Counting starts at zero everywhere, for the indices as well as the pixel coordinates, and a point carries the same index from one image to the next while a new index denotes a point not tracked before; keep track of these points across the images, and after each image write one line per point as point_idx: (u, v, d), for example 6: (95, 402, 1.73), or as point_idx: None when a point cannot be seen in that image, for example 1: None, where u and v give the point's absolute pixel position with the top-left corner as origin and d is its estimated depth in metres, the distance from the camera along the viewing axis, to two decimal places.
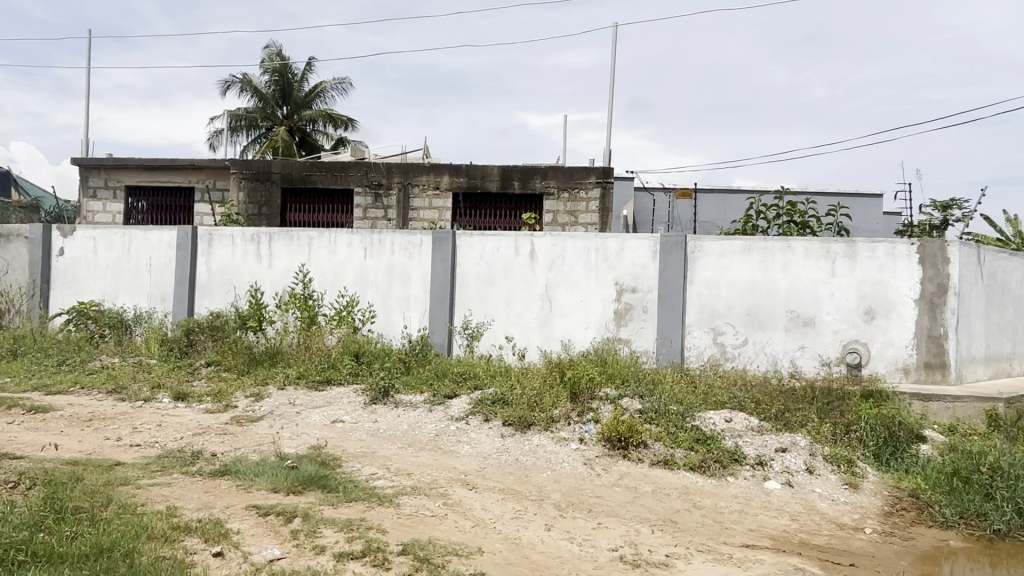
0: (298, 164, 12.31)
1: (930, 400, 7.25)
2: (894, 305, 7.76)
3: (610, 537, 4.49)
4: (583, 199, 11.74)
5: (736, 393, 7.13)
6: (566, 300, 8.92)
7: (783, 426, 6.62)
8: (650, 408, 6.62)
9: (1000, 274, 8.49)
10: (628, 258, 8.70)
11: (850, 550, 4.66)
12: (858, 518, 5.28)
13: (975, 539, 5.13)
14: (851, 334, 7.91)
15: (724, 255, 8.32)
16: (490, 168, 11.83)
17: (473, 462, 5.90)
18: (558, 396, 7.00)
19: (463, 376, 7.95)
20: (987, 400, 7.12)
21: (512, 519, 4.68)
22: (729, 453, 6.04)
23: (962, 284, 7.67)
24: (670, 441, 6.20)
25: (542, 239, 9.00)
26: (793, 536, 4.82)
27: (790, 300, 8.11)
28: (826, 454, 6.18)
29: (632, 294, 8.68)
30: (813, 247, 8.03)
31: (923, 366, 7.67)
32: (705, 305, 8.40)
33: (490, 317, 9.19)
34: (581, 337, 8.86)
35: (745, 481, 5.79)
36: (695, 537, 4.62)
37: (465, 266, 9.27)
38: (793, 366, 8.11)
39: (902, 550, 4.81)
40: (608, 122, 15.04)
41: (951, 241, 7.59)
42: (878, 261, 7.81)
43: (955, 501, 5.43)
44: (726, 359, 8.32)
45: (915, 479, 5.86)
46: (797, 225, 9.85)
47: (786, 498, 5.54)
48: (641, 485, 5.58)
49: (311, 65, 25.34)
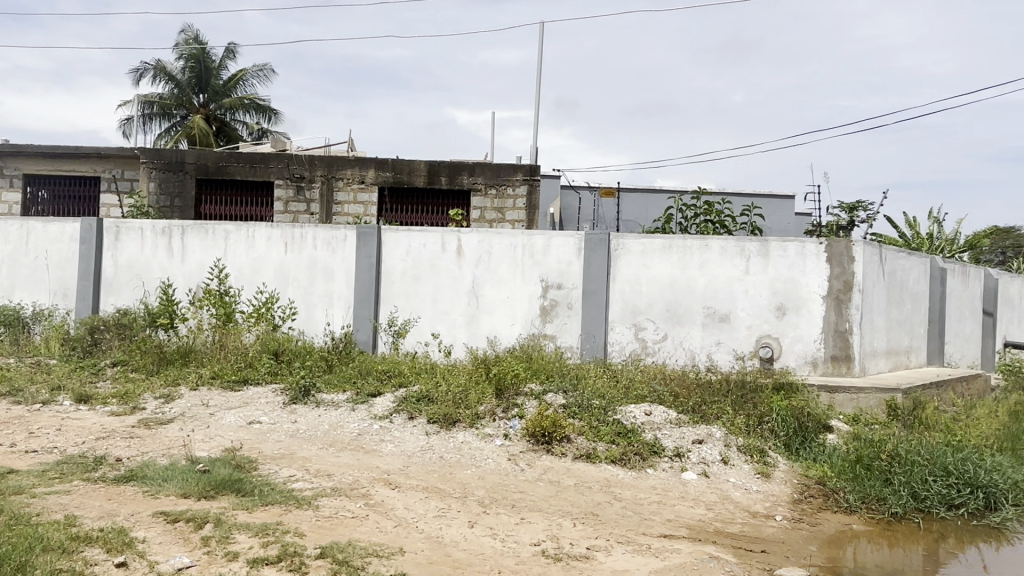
0: (215, 154, 11.82)
1: (835, 392, 7.63)
2: (804, 302, 8.13)
3: (532, 532, 4.51)
4: (510, 195, 11.76)
5: (656, 387, 7.32)
6: (492, 296, 8.91)
7: (699, 417, 6.83)
8: (574, 403, 6.69)
9: (899, 272, 9.02)
10: (554, 255, 8.76)
11: (761, 537, 4.85)
12: (769, 506, 5.50)
13: (876, 521, 5.43)
14: (763, 330, 8.24)
15: (645, 253, 8.51)
16: (417, 162, 11.68)
17: (396, 461, 5.81)
18: (483, 392, 6.98)
19: (387, 373, 7.81)
20: (887, 391, 7.55)
21: (435, 517, 4.64)
22: (648, 446, 6.17)
23: (865, 282, 8.10)
24: (593, 434, 6.30)
25: (469, 236, 8.96)
26: (708, 525, 4.97)
27: (707, 297, 8.38)
28: (739, 445, 6.41)
29: (557, 290, 8.75)
30: (728, 246, 8.33)
31: (830, 359, 8.06)
32: (627, 302, 8.57)
33: (415, 314, 9.08)
34: (507, 333, 8.88)
35: (664, 472, 5.94)
36: (615, 529, 4.70)
37: (390, 262, 9.13)
38: (709, 360, 8.38)
39: (809, 535, 5.05)
40: (537, 119, 15.12)
41: (856, 241, 8.00)
42: (789, 259, 8.16)
43: (857, 487, 5.74)
44: (647, 354, 8.52)
45: (822, 467, 6.17)
46: (715, 225, 10.18)
47: (702, 488, 5.72)
48: (564, 478, 5.64)
49: (230, 52, 24.42)
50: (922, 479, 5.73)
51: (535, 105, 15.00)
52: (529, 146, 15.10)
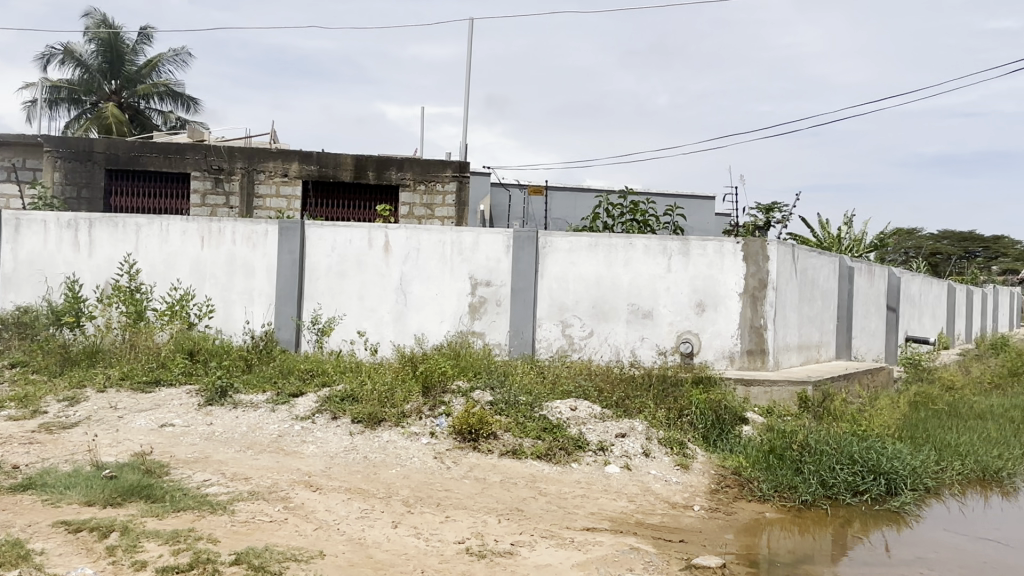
0: (126, 144, 11.24)
1: (751, 385, 7.94)
2: (722, 299, 8.41)
3: (457, 529, 4.49)
4: (439, 191, 11.66)
5: (581, 383, 7.43)
6: (419, 293, 8.82)
7: (622, 412, 6.97)
8: (501, 399, 6.72)
9: (811, 270, 9.45)
10: (482, 252, 8.75)
11: (680, 528, 4.99)
12: (688, 497, 5.67)
13: (787, 509, 5.68)
14: (684, 325, 8.48)
15: (572, 251, 8.61)
16: (344, 156, 11.45)
17: (318, 463, 5.68)
18: (410, 390, 6.91)
19: (310, 372, 7.63)
20: (799, 384, 7.90)
21: (357, 518, 4.55)
22: (573, 440, 6.26)
23: (779, 280, 8.45)
24: (519, 430, 6.33)
25: (396, 232, 8.84)
26: (630, 517, 5.08)
27: (631, 294, 8.56)
28: (660, 438, 6.58)
29: (486, 287, 8.75)
30: (651, 244, 8.52)
31: (746, 354, 8.37)
32: (555, 299, 8.65)
33: (341, 311, 8.90)
34: (435, 330, 8.82)
35: (587, 466, 6.03)
36: (539, 523, 4.74)
37: (314, 259, 8.91)
38: (633, 355, 8.57)
39: (725, 524, 5.23)
40: (467, 115, 15.08)
41: (770, 240, 8.32)
42: (708, 257, 8.43)
43: (770, 476, 5.99)
44: (573, 350, 8.63)
45: (737, 457, 6.41)
46: (639, 223, 10.41)
47: (625, 481, 5.84)
48: (489, 475, 5.64)
49: (144, 36, 23.28)
50: (830, 467, 6.03)
51: (465, 101, 14.95)
52: (459, 142, 15.05)
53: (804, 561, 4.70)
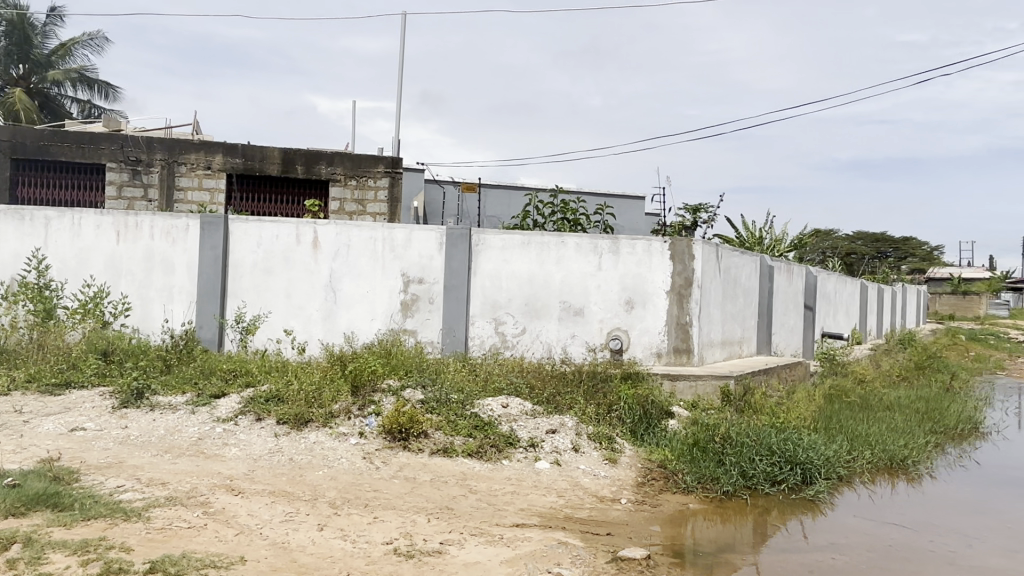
0: (34, 132, 10.61)
1: (677, 380, 8.15)
2: (650, 297, 8.61)
3: (385, 530, 4.44)
4: (371, 187, 11.46)
5: (513, 380, 7.48)
6: (349, 291, 8.67)
7: (553, 408, 7.04)
8: (432, 398, 6.68)
9: (734, 269, 9.78)
10: (414, 249, 8.67)
11: (607, 521, 5.08)
12: (615, 491, 5.78)
13: (709, 500, 5.88)
14: (614, 323, 8.64)
15: (505, 249, 8.64)
16: (271, 149, 11.11)
17: (241, 466, 5.51)
18: (339, 390, 6.78)
19: (233, 373, 7.38)
20: (722, 379, 8.17)
21: (282, 522, 4.44)
22: (504, 437, 6.28)
23: (704, 278, 8.70)
24: (450, 429, 6.30)
25: (325, 228, 8.65)
26: (559, 512, 5.14)
27: (563, 292, 8.65)
28: (589, 433, 6.69)
29: (418, 285, 8.67)
30: (583, 243, 8.63)
31: (673, 350, 8.59)
32: (487, 296, 8.66)
33: (267, 309, 8.65)
34: (365, 329, 8.69)
35: (518, 463, 6.06)
36: (469, 521, 4.74)
37: (239, 255, 8.63)
38: (564, 352, 8.67)
39: (651, 516, 5.36)
40: (399, 111, 14.91)
41: (696, 240, 8.56)
42: (637, 256, 8.61)
43: (694, 468, 6.17)
44: (506, 347, 8.67)
45: (663, 451, 6.58)
46: (570, 222, 10.52)
47: (554, 476, 5.90)
48: (420, 475, 5.60)
49: (55, 18, 22.01)
50: (750, 459, 6.26)
51: (398, 96, 14.77)
52: (392, 138, 14.87)
53: (725, 550, 4.86)
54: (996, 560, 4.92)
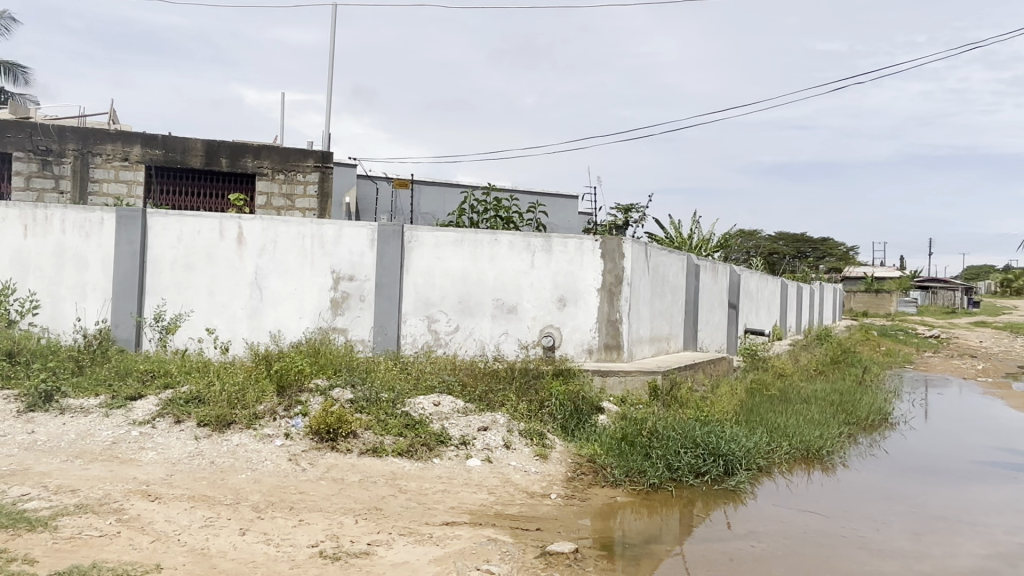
0: None
1: (607, 375, 8.29)
2: (582, 294, 8.71)
3: (310, 533, 4.34)
4: (300, 181, 11.14)
5: (445, 377, 7.45)
6: (277, 289, 8.44)
7: (485, 405, 7.06)
8: (362, 397, 6.58)
9: (662, 267, 10.01)
10: (345, 246, 8.51)
11: (537, 516, 5.13)
12: (545, 486, 5.84)
13: (637, 492, 6.01)
14: (546, 320, 8.71)
15: (438, 246, 8.58)
16: (193, 141, 10.71)
17: (158, 470, 5.28)
18: (263, 391, 6.60)
19: (151, 374, 7.07)
20: (650, 374, 8.34)
21: (201, 527, 4.28)
22: (435, 436, 6.24)
23: (634, 276, 8.86)
24: (380, 428, 6.22)
25: (251, 223, 8.39)
26: (489, 509, 5.15)
27: (496, 290, 8.67)
28: (521, 429, 6.73)
29: (349, 282, 8.52)
30: (516, 240, 8.67)
31: (603, 347, 8.71)
32: (420, 294, 8.59)
33: (188, 307, 8.33)
34: (293, 327, 8.48)
35: (449, 461, 6.04)
36: (397, 521, 4.69)
37: (158, 251, 8.27)
38: (497, 349, 8.69)
39: (580, 510, 5.44)
40: (331, 105, 14.63)
41: (626, 238, 8.70)
42: (569, 254, 8.70)
43: (623, 462, 6.30)
44: (438, 344, 8.62)
45: (593, 445, 6.69)
46: (504, 220, 10.54)
47: (485, 473, 5.91)
48: (348, 475, 5.51)
49: None
50: (675, 452, 6.44)
51: (329, 90, 14.48)
52: (323, 132, 14.57)
53: (652, 541, 4.98)
54: (902, 542, 5.22)
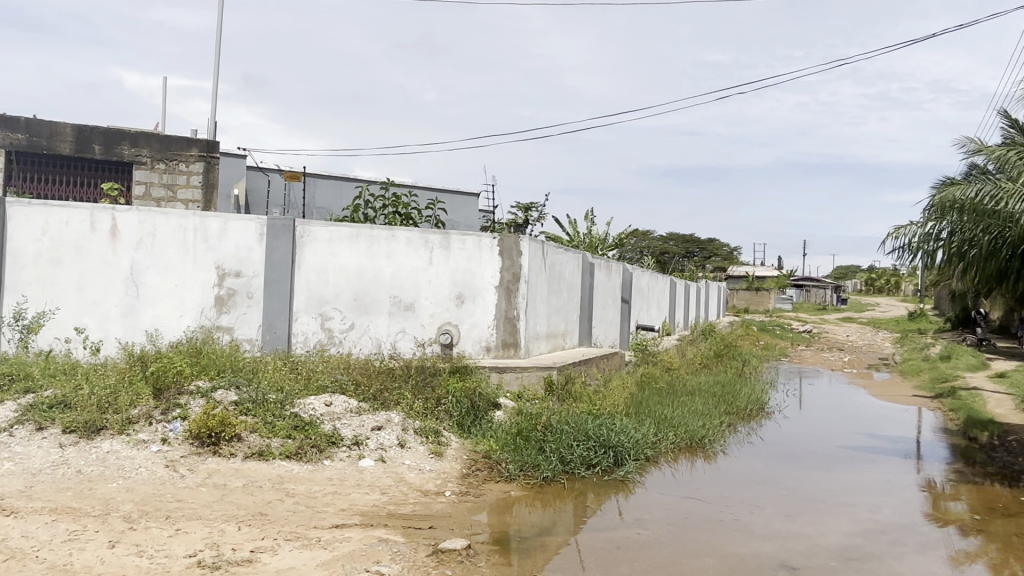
0: None
1: (504, 371, 8.34)
2: (480, 292, 8.72)
3: (188, 542, 4.12)
4: (183, 171, 10.54)
5: (338, 377, 7.27)
6: (155, 285, 7.94)
7: (379, 404, 6.93)
8: (247, 399, 6.30)
9: (557, 265, 10.18)
10: (231, 241, 8.12)
11: (431, 514, 5.10)
12: (440, 484, 5.81)
13: (531, 486, 6.10)
14: (445, 317, 8.66)
15: (332, 242, 8.35)
16: (61, 125, 9.86)
17: (14, 483, 4.84)
18: (138, 394, 6.20)
19: (9, 378, 6.48)
20: (546, 369, 8.47)
21: (64, 542, 3.96)
22: (326, 437, 6.07)
23: (531, 273, 8.96)
24: (267, 431, 5.98)
25: (127, 214, 7.84)
26: (381, 509, 5.07)
27: (393, 287, 8.53)
28: (416, 428, 6.67)
29: (235, 278, 8.14)
30: (413, 237, 8.56)
31: (501, 344, 8.77)
32: (313, 292, 8.33)
33: (54, 305, 7.68)
34: (173, 326, 8.02)
35: (341, 462, 5.89)
36: (284, 526, 4.52)
37: (19, 243, 7.58)
38: (393, 347, 8.56)
39: (475, 506, 5.46)
40: (217, 92, 13.90)
41: (523, 236, 8.78)
42: (467, 252, 8.69)
43: (517, 456, 6.37)
44: (332, 343, 8.40)
45: (488, 441, 6.73)
46: (401, 216, 10.39)
47: (378, 474, 5.81)
48: (231, 481, 5.26)
49: None
50: (568, 445, 6.58)
51: (215, 76, 13.77)
52: (209, 120, 13.83)
53: (545, 534, 5.06)
54: (778, 524, 5.56)
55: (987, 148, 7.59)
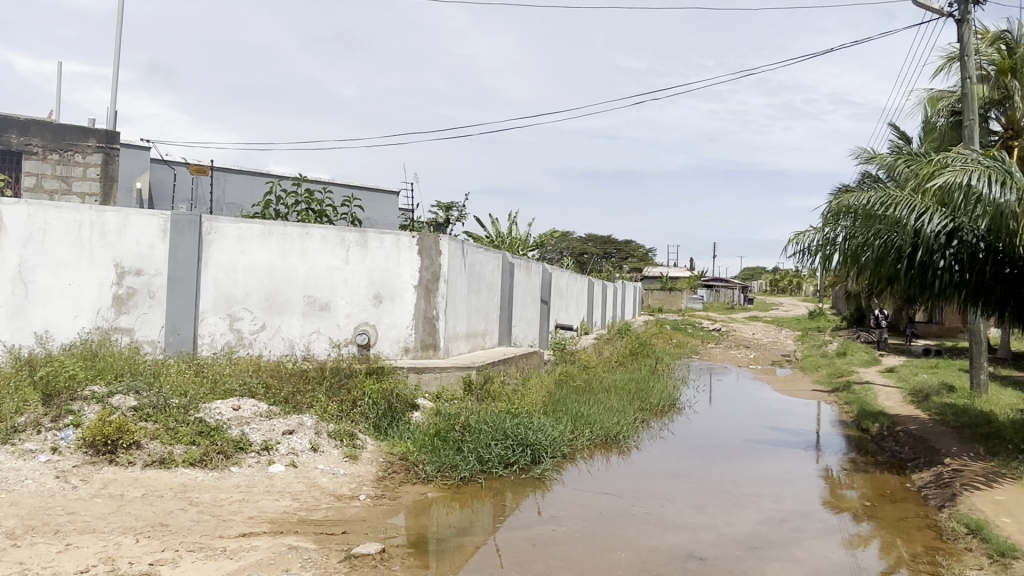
0: None
1: (423, 372, 8.22)
2: (398, 291, 8.56)
3: (79, 558, 3.86)
4: (79, 163, 9.91)
5: (247, 380, 6.99)
6: (46, 284, 7.42)
7: (291, 408, 6.73)
8: (147, 404, 5.99)
9: (477, 264, 10.16)
10: (132, 237, 7.69)
11: (344, 519, 4.98)
12: (354, 488, 5.69)
13: (448, 487, 6.06)
14: (361, 317, 8.47)
15: (242, 239, 8.04)
16: None
17: None
18: (25, 401, 5.77)
19: None
20: (465, 369, 8.42)
21: None
22: (233, 443, 5.83)
23: (451, 273, 8.85)
24: (169, 437, 5.69)
25: (15, 207, 7.25)
26: (291, 516, 4.91)
27: (307, 286, 8.29)
28: (330, 431, 6.51)
29: (136, 277, 7.71)
30: (329, 235, 8.35)
31: (419, 344, 8.62)
32: (221, 291, 8.01)
33: None
34: (66, 327, 7.52)
35: (249, 468, 5.67)
36: (186, 537, 4.31)
37: None
38: (306, 348, 8.32)
39: (390, 509, 5.37)
40: (117, 79, 13.14)
41: (443, 236, 8.68)
42: (385, 251, 8.52)
43: (435, 457, 6.32)
44: (241, 345, 8.10)
45: (405, 443, 6.65)
46: (315, 213, 10.11)
47: (289, 479, 5.63)
48: (128, 491, 4.97)
49: None
50: (486, 444, 6.59)
51: (114, 63, 13.00)
52: (108, 109, 13.06)
53: (463, 534, 5.05)
54: (688, 515, 5.75)
55: (879, 156, 8.11)
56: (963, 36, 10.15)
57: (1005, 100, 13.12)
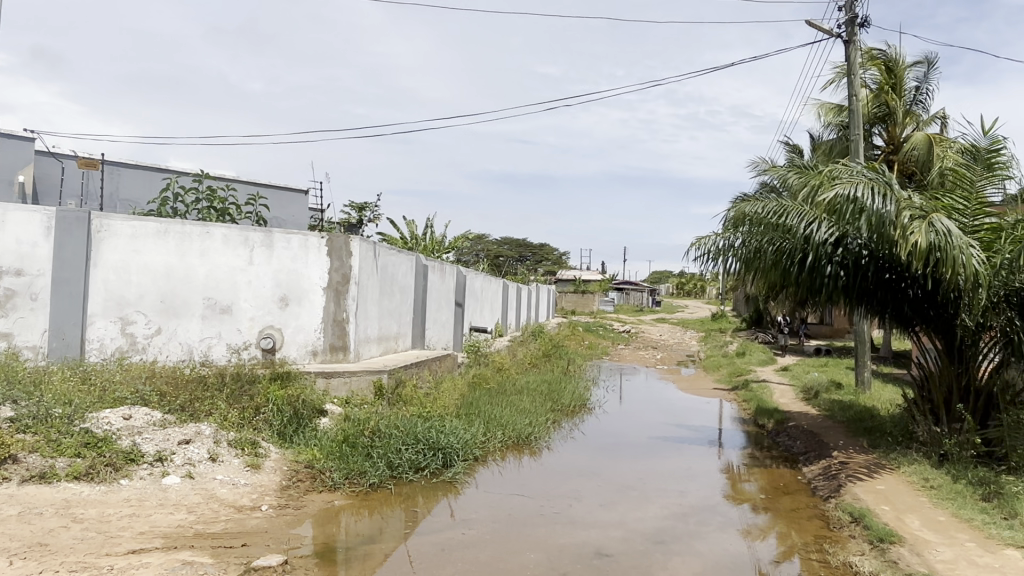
0: None
1: (331, 376, 8.01)
2: (306, 293, 8.30)
3: None
4: None
5: (139, 387, 6.62)
6: None
7: (187, 416, 6.42)
8: (25, 415, 5.55)
9: (389, 266, 10.00)
10: (10, 234, 7.12)
11: (245, 531, 4.79)
12: (256, 498, 5.48)
13: (356, 494, 5.94)
14: (266, 320, 8.17)
15: (136, 237, 7.60)
16: None
17: None
18: None
19: None
20: (376, 373, 8.26)
21: None
22: (124, 454, 5.50)
23: (361, 274, 8.66)
24: (50, 450, 5.31)
25: None
26: (187, 530, 4.67)
27: (207, 288, 7.93)
28: (230, 439, 6.24)
29: (15, 278, 7.15)
30: (231, 234, 8.00)
31: (328, 348, 8.38)
32: (111, 293, 7.55)
33: None
34: None
35: (140, 481, 5.36)
36: (69, 557, 4.02)
37: None
38: (206, 353, 7.96)
39: (295, 518, 5.21)
40: None
41: (354, 236, 8.47)
42: (292, 251, 8.25)
43: (342, 464, 6.18)
44: (134, 350, 7.67)
45: (311, 450, 6.47)
46: (217, 212, 9.66)
47: (185, 492, 5.35)
48: (1, 509, 4.59)
49: None
50: (396, 449, 6.52)
51: None
52: None
53: (372, 542, 4.96)
54: (596, 513, 5.88)
55: (774, 168, 8.55)
56: (850, 55, 10.88)
57: (887, 117, 14.13)
